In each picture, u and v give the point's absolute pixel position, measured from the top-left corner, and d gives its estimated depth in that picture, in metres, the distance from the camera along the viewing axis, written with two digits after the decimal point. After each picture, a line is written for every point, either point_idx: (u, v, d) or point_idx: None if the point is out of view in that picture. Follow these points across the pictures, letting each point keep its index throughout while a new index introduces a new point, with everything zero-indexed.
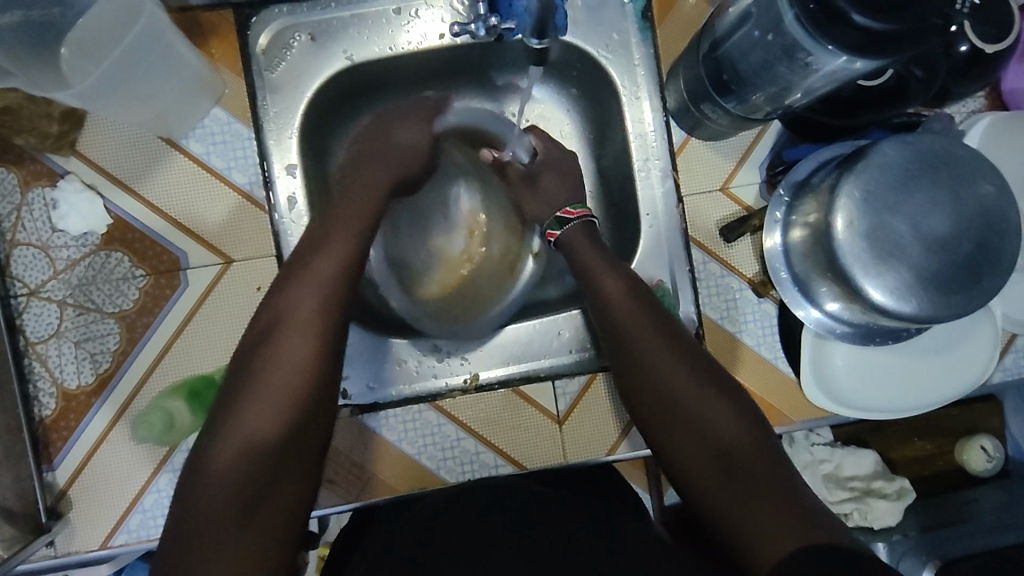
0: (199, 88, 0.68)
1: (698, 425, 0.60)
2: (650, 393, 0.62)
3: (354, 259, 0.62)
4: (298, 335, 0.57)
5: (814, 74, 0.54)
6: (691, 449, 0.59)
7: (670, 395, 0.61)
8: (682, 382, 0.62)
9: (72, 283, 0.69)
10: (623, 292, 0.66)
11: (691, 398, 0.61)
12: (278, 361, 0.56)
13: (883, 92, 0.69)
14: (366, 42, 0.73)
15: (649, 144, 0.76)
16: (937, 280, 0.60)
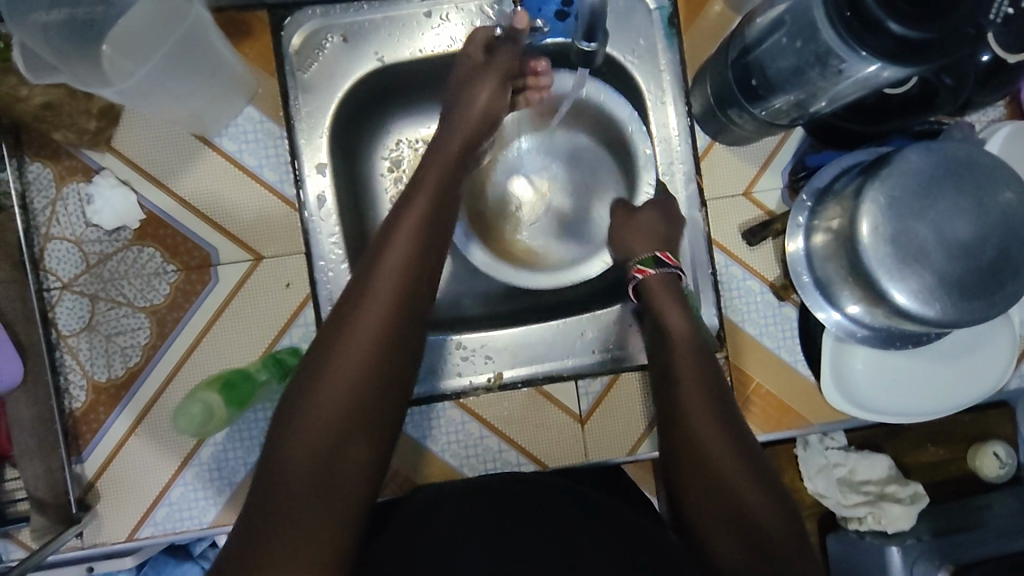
0: (234, 87, 0.69)
1: (739, 500, 0.57)
2: (696, 461, 0.59)
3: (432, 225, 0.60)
4: (377, 298, 0.55)
5: (846, 82, 0.55)
6: (733, 522, 0.56)
7: (718, 469, 0.58)
8: (731, 456, 0.59)
9: (104, 277, 0.70)
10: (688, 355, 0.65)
11: (735, 473, 0.58)
12: (350, 351, 0.53)
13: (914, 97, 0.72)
14: (397, 44, 0.74)
15: (674, 149, 0.77)
16: (961, 285, 0.61)
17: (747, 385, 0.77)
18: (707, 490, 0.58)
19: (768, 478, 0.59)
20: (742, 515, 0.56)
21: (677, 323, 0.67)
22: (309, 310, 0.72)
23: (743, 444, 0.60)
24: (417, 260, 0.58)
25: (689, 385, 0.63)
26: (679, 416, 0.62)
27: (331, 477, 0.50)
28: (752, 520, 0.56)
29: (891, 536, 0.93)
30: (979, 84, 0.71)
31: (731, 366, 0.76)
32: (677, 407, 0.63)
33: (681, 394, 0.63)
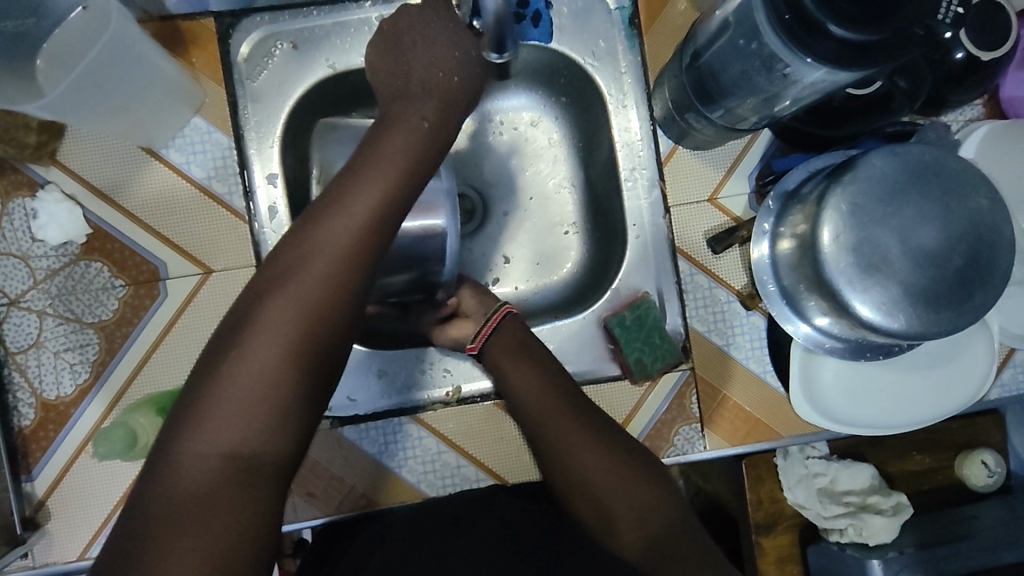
0: (178, 97, 0.68)
1: (624, 498, 0.60)
2: (567, 469, 0.61)
3: (378, 213, 0.54)
4: (295, 295, 0.51)
5: (796, 87, 0.53)
6: (627, 518, 0.60)
7: (595, 471, 0.61)
8: (604, 457, 0.62)
9: (52, 293, 0.69)
10: (536, 372, 0.65)
11: (609, 473, 0.61)
12: (257, 354, 0.49)
13: (867, 102, 0.68)
14: (348, 50, 0.72)
15: (636, 153, 0.74)
16: (927, 295, 0.58)
17: (715, 397, 0.74)
18: (593, 499, 0.61)
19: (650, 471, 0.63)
20: (631, 509, 0.60)
21: (509, 359, 0.67)
22: None
23: (613, 440, 0.63)
24: (354, 254, 0.52)
25: (542, 396, 0.64)
26: (540, 424, 0.63)
27: (246, 461, 0.47)
28: (640, 512, 0.60)
29: (872, 549, 0.91)
30: (954, 83, 0.68)
31: (698, 378, 0.74)
32: (541, 421, 0.63)
33: (530, 410, 0.64)
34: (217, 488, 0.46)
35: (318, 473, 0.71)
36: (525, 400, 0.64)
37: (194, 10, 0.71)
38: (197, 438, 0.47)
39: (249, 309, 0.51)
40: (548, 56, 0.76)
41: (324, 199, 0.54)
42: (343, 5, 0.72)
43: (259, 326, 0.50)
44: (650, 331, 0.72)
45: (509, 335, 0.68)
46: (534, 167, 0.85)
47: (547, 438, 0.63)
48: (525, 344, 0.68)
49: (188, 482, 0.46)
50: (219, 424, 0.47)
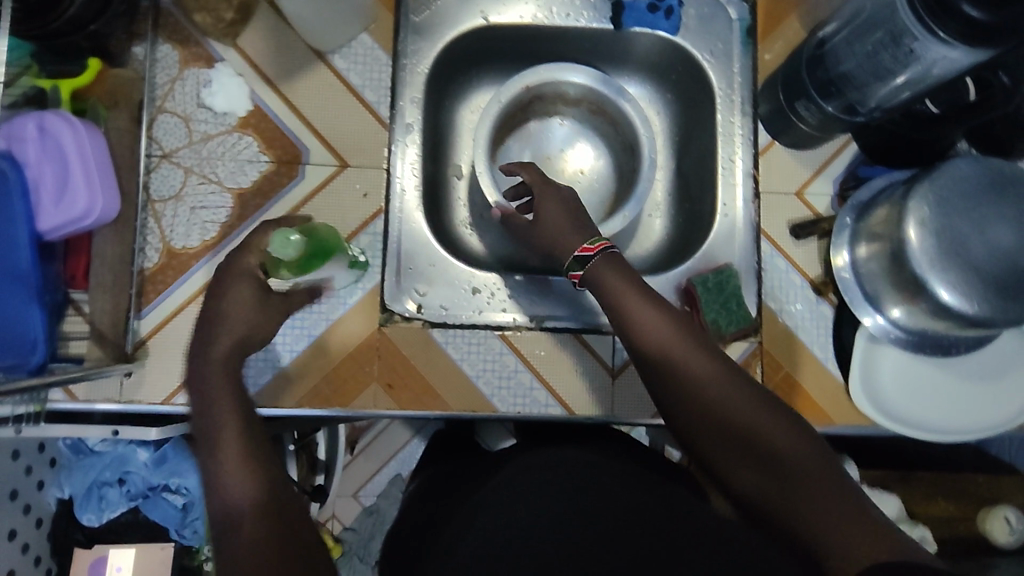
0: (358, 11, 0.77)
1: (750, 433, 0.55)
2: (686, 400, 0.57)
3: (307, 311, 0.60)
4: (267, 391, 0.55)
5: (915, 64, 0.61)
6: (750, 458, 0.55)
7: (716, 406, 0.56)
8: (730, 394, 0.56)
9: (202, 154, 0.76)
10: (645, 304, 0.60)
11: (735, 408, 0.56)
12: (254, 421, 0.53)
13: (975, 104, 0.73)
14: (503, 7, 0.83)
15: (735, 141, 0.83)
16: (997, 284, 0.65)
17: (777, 371, 0.79)
18: (725, 437, 0.56)
19: (782, 413, 0.56)
20: (758, 446, 0.54)
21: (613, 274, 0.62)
22: (380, 221, 0.78)
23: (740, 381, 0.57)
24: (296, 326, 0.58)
25: (662, 332, 0.59)
26: (658, 357, 0.59)
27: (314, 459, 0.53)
28: (767, 451, 0.54)
29: None
30: None
31: (763, 350, 0.79)
32: (652, 356, 0.59)
33: (650, 346, 0.59)
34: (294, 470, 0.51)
35: (402, 367, 0.75)
36: (640, 335, 0.60)
37: None
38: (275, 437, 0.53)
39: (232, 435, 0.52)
40: (667, 50, 0.86)
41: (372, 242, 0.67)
42: None
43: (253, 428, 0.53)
44: (728, 297, 0.79)
45: (613, 268, 0.63)
46: (637, 120, 0.85)
47: (662, 372, 0.59)
48: (619, 273, 0.62)
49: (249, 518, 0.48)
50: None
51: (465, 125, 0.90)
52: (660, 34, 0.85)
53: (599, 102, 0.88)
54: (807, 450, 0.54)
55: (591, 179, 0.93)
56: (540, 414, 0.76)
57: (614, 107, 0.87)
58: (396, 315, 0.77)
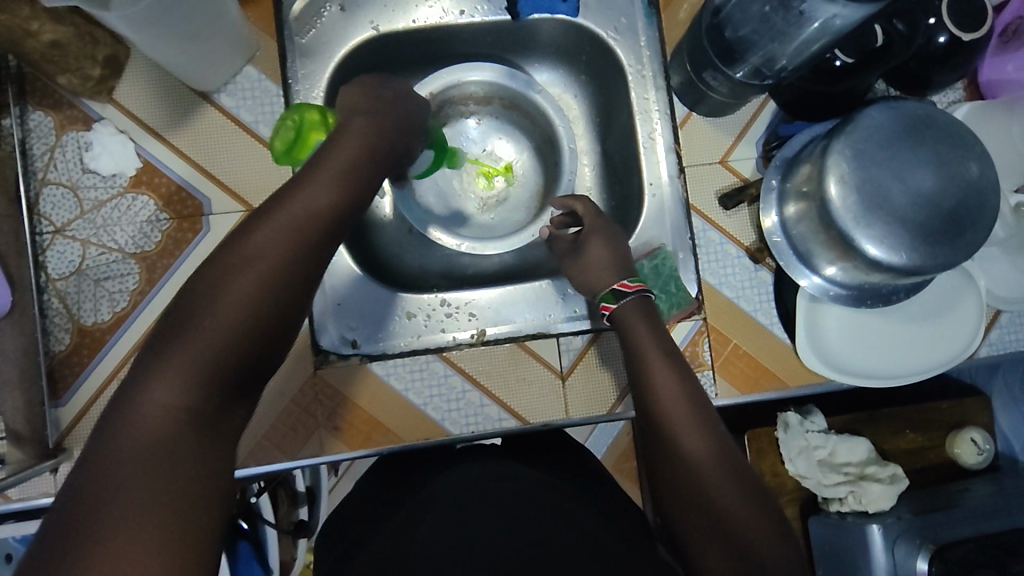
0: (236, 43, 0.72)
1: (721, 512, 0.59)
2: (674, 465, 0.62)
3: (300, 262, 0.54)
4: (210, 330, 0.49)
5: (809, 24, 0.60)
6: (716, 538, 0.59)
7: (701, 479, 0.61)
8: (720, 471, 0.61)
9: (97, 223, 0.72)
10: (664, 370, 0.66)
11: (716, 487, 0.60)
12: (184, 354, 0.48)
13: (880, 51, 0.72)
14: (392, 13, 0.79)
15: (652, 119, 0.81)
16: (924, 232, 0.64)
17: (725, 344, 0.78)
18: (696, 504, 0.60)
19: (756, 491, 0.61)
20: (725, 529, 0.59)
21: (639, 323, 0.70)
22: None
23: (728, 448, 0.63)
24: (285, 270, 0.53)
25: (671, 401, 0.64)
26: (661, 422, 0.64)
27: (203, 435, 0.47)
28: (732, 533, 0.58)
29: (871, 514, 0.94)
30: (937, 63, 0.77)
31: (709, 327, 0.78)
32: (659, 418, 0.64)
33: (659, 402, 0.65)
34: (174, 454, 0.45)
35: (346, 406, 0.73)
36: (652, 399, 0.65)
37: None
38: (147, 402, 0.46)
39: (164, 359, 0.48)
40: (573, 32, 0.83)
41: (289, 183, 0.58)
42: None
43: (179, 359, 0.48)
44: (665, 280, 0.78)
45: (639, 323, 0.70)
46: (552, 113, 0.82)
47: (662, 434, 0.64)
48: (649, 331, 0.69)
49: (143, 442, 0.45)
50: (174, 395, 0.47)
51: None
52: (560, 16, 0.81)
53: (510, 101, 0.86)
54: (767, 539, 0.59)
55: (519, 176, 0.90)
56: (496, 429, 0.74)
57: (528, 102, 0.84)
58: (331, 354, 0.75)
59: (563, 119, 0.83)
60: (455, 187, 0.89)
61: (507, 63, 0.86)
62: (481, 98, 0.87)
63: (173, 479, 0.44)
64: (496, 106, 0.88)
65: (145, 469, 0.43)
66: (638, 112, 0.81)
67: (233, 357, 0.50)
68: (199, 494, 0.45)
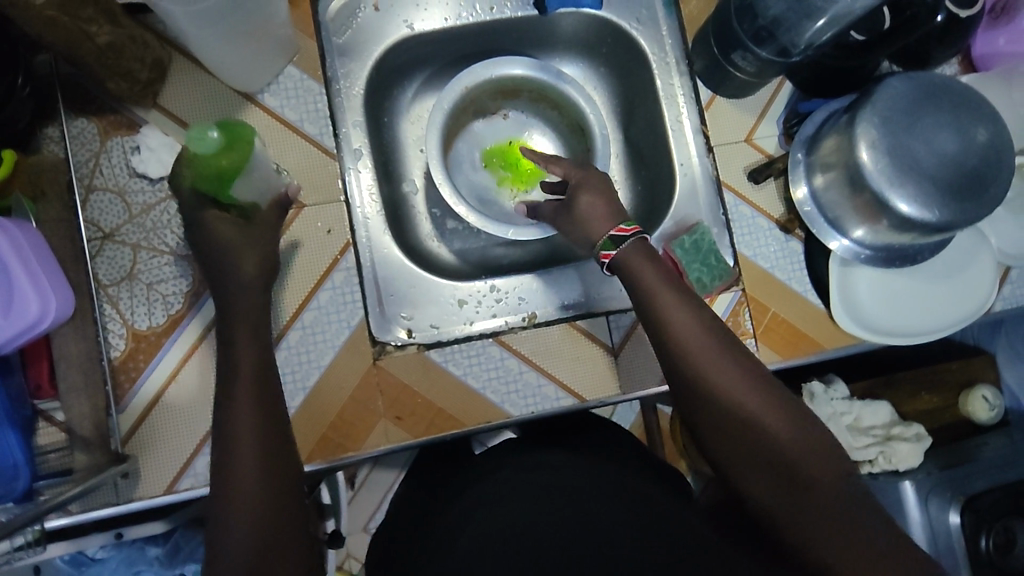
0: (279, 44, 0.73)
1: (767, 447, 0.60)
2: (709, 406, 0.62)
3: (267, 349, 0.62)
4: (239, 407, 0.57)
5: None
6: (762, 468, 0.59)
7: (737, 413, 0.61)
8: (754, 403, 0.61)
9: (146, 226, 0.71)
10: (682, 317, 0.64)
11: (769, 429, 0.60)
12: (233, 430, 0.56)
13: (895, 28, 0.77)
14: (424, 13, 0.81)
15: (678, 103, 0.85)
16: (952, 188, 0.68)
17: (764, 312, 0.81)
18: (746, 454, 0.60)
19: (802, 424, 0.61)
20: (784, 471, 0.59)
21: (648, 269, 0.67)
22: (350, 254, 0.74)
23: (765, 388, 0.62)
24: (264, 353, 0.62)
25: (703, 354, 0.63)
26: (688, 370, 0.63)
27: (276, 488, 0.55)
28: (790, 471, 0.59)
29: (903, 472, 0.99)
30: (936, 38, 0.84)
31: (748, 297, 0.81)
32: (683, 361, 0.63)
33: (683, 357, 0.63)
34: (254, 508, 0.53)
35: (405, 395, 0.73)
36: (683, 355, 0.63)
37: None
38: (231, 473, 0.54)
39: (216, 434, 0.57)
40: (596, 24, 0.87)
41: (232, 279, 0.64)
42: None
43: (232, 436, 0.56)
44: (706, 254, 0.81)
45: (645, 268, 0.67)
46: (581, 102, 0.85)
47: (691, 378, 0.63)
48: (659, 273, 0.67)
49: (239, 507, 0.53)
50: (240, 458, 0.55)
51: (411, 139, 0.89)
52: (584, 10, 0.85)
53: (538, 95, 0.90)
54: (818, 459, 0.59)
55: None
56: (555, 408, 0.76)
57: (557, 95, 0.88)
58: (387, 345, 0.75)
59: (595, 106, 0.85)
60: (486, 177, 0.92)
61: (532, 57, 0.89)
62: (509, 93, 0.90)
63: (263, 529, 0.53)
64: (522, 99, 0.91)
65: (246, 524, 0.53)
66: (665, 96, 0.85)
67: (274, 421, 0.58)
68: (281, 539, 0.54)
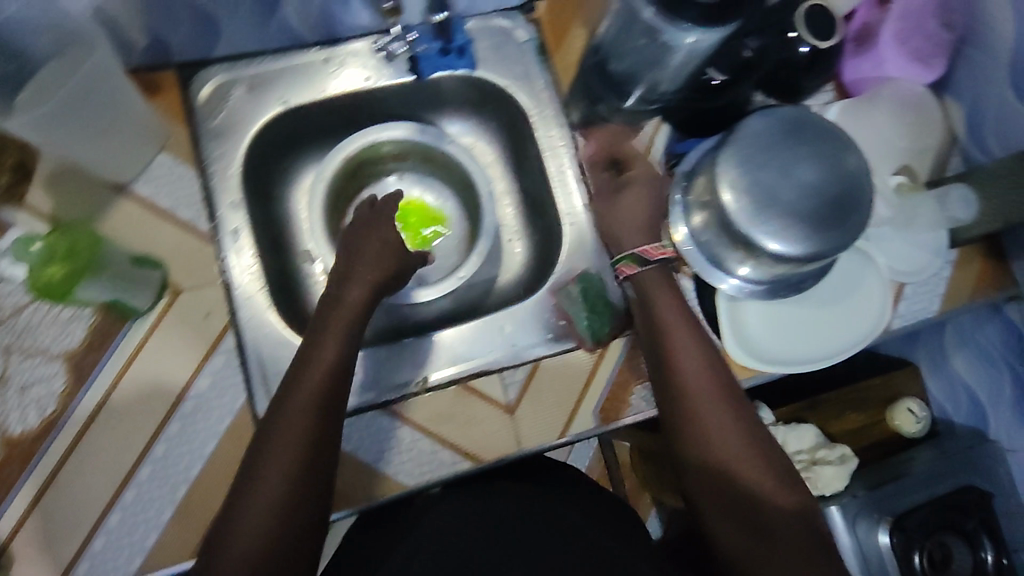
0: (145, 134, 0.73)
1: (735, 480, 0.65)
2: (694, 452, 0.68)
3: (347, 355, 0.66)
4: (291, 422, 0.60)
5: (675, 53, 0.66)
6: (741, 510, 0.64)
7: (718, 460, 0.66)
8: (740, 444, 0.66)
9: (17, 329, 0.70)
10: (692, 361, 0.71)
11: (736, 463, 0.66)
12: (278, 448, 0.59)
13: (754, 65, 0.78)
14: (298, 89, 0.82)
15: (560, 154, 0.87)
16: (813, 219, 0.69)
17: None
18: (711, 487, 0.66)
19: (771, 457, 0.67)
20: (747, 502, 0.64)
21: (666, 294, 0.75)
22: (230, 337, 0.73)
23: (746, 420, 0.68)
24: (338, 363, 0.64)
25: (700, 384, 0.70)
26: (685, 400, 0.69)
27: (290, 506, 0.58)
28: (750, 506, 0.64)
29: (828, 497, 0.98)
30: (804, 67, 0.85)
31: None
32: (684, 404, 0.69)
33: (687, 388, 0.70)
34: (267, 522, 0.57)
35: None
36: (681, 385, 0.70)
37: (154, 62, 0.77)
38: (259, 487, 0.58)
39: (262, 438, 0.61)
40: (474, 85, 0.88)
41: (326, 301, 0.69)
42: (290, 52, 0.82)
43: (270, 456, 0.59)
44: (595, 300, 0.82)
45: (662, 295, 0.75)
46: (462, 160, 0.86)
47: (688, 422, 0.69)
48: (670, 294, 0.75)
49: (252, 520, 0.57)
50: (267, 479, 0.58)
51: (300, 210, 0.88)
52: (460, 72, 0.86)
53: (427, 157, 0.91)
54: (790, 510, 0.63)
55: (446, 222, 0.94)
56: (451, 473, 0.75)
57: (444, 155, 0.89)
58: None
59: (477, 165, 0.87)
60: None
61: (416, 120, 0.90)
62: (397, 156, 0.91)
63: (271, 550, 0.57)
64: (413, 161, 0.92)
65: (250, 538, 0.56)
66: (546, 149, 0.87)
67: (315, 441, 0.61)
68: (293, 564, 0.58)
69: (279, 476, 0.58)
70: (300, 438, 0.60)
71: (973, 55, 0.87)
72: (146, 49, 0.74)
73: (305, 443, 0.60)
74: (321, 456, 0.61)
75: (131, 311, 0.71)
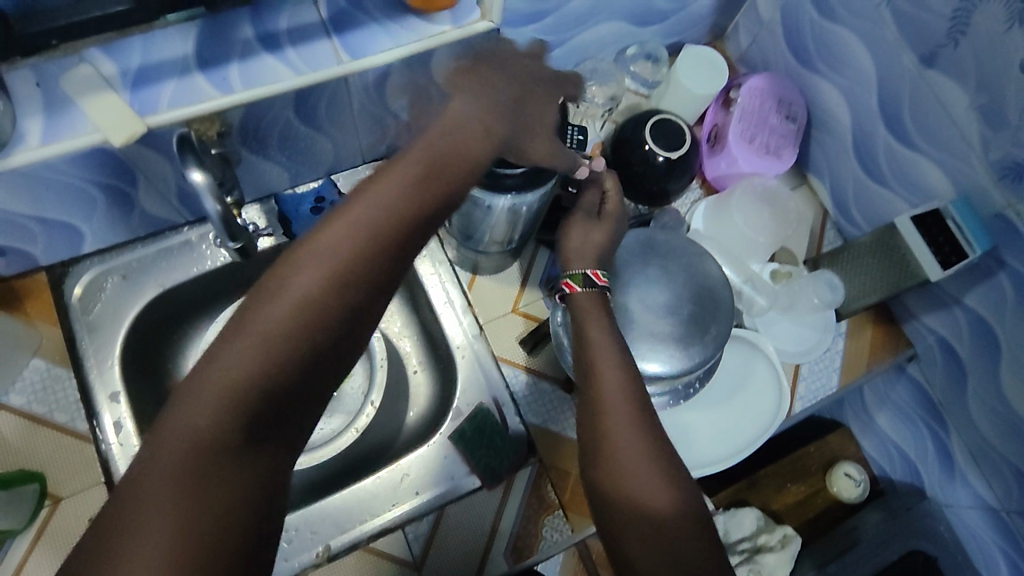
0: (15, 345, 0.74)
1: (647, 515, 0.54)
2: (607, 491, 0.57)
3: (368, 280, 0.50)
4: (248, 348, 0.47)
5: (502, 212, 0.70)
6: (646, 542, 0.54)
7: (632, 492, 0.56)
8: (653, 479, 0.56)
9: None
10: (613, 374, 0.61)
11: (649, 494, 0.55)
12: (224, 379, 0.46)
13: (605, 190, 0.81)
14: (173, 271, 0.83)
15: (444, 287, 0.88)
16: (675, 336, 0.71)
17: (567, 478, 0.80)
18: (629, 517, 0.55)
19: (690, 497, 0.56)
20: (660, 539, 0.53)
21: (592, 316, 0.65)
22: None
23: (667, 452, 0.58)
24: (335, 284, 0.49)
25: (615, 416, 0.59)
26: (594, 432, 0.59)
27: (215, 469, 0.44)
28: (665, 544, 0.53)
29: None
30: (665, 175, 0.86)
31: (546, 467, 0.81)
32: (597, 420, 0.59)
33: (601, 421, 0.59)
34: (184, 491, 0.43)
35: None
36: (596, 417, 0.60)
37: (25, 269, 0.78)
38: (181, 429, 0.45)
39: (190, 373, 0.47)
40: None
41: (321, 218, 0.51)
42: (161, 235, 0.83)
43: (206, 390, 0.46)
44: (491, 436, 0.81)
45: (593, 314, 0.66)
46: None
47: (600, 443, 0.58)
48: (602, 319, 0.65)
49: (164, 469, 0.43)
50: (194, 429, 0.45)
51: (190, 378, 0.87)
52: None
53: None
54: (699, 546, 0.54)
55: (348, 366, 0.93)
56: None
57: None
58: None
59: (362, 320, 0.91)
60: None
61: None
62: None
63: (182, 524, 0.42)
64: None
65: (159, 518, 0.42)
66: (428, 287, 0.88)
67: (272, 389, 0.47)
68: (211, 549, 0.42)
69: (235, 386, 0.46)
70: (260, 352, 0.47)
71: (822, 138, 0.92)
72: (15, 265, 0.76)
73: (278, 375, 0.47)
74: (283, 404, 0.48)
75: (8, 533, 0.69)
